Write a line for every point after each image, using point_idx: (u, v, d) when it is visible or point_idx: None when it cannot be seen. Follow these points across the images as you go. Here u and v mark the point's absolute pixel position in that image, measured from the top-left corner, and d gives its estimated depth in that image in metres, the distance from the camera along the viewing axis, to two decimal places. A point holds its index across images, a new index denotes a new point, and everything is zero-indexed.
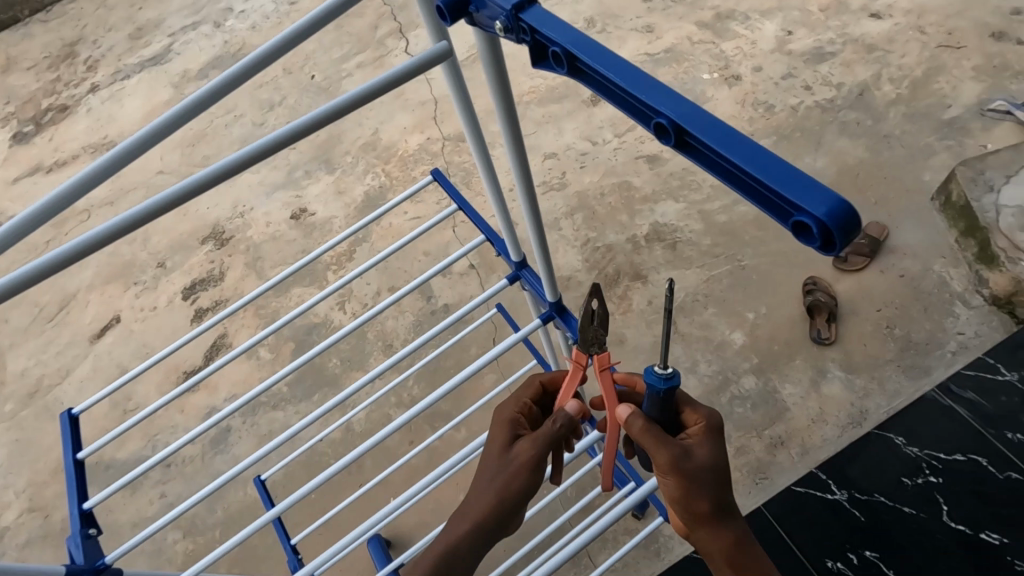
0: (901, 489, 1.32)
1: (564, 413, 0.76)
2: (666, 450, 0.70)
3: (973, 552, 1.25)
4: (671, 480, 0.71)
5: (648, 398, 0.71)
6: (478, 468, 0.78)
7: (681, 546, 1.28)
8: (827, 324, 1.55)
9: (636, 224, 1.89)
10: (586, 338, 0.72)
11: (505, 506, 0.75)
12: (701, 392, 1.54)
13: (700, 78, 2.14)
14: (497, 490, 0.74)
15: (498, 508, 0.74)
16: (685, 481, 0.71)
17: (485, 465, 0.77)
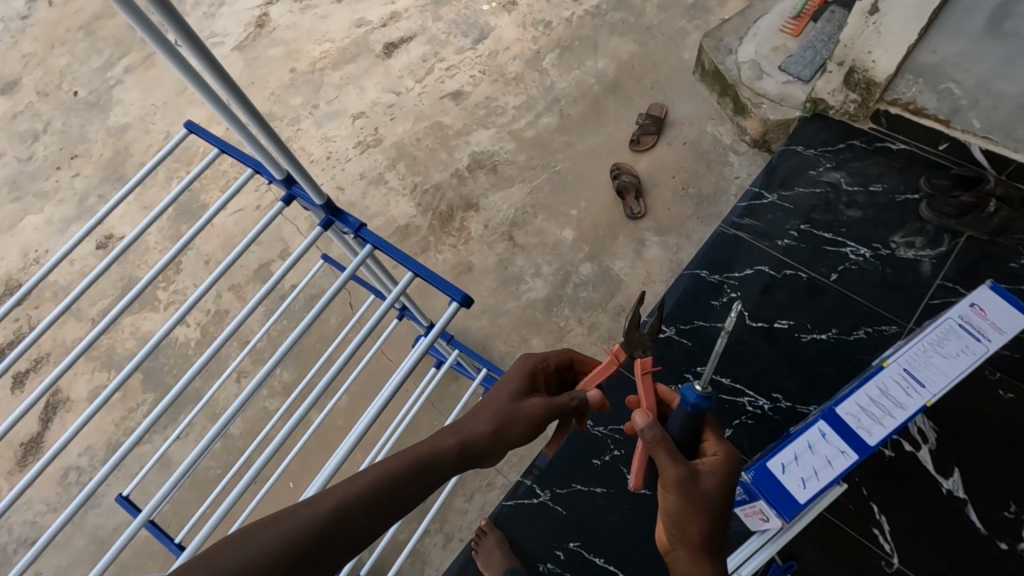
0: (713, 310, 1.43)
1: (583, 395, 0.86)
2: (679, 468, 0.78)
3: (777, 342, 1.36)
4: (674, 498, 0.78)
5: (679, 414, 0.82)
6: (490, 394, 0.84)
7: None
8: (636, 200, 1.75)
9: (457, 158, 1.96)
10: (633, 339, 0.87)
11: (496, 439, 0.79)
12: (548, 290, 1.70)
13: (480, 11, 2.23)
14: (498, 423, 0.80)
15: (490, 441, 0.79)
16: (686, 500, 0.78)
17: (502, 396, 0.83)
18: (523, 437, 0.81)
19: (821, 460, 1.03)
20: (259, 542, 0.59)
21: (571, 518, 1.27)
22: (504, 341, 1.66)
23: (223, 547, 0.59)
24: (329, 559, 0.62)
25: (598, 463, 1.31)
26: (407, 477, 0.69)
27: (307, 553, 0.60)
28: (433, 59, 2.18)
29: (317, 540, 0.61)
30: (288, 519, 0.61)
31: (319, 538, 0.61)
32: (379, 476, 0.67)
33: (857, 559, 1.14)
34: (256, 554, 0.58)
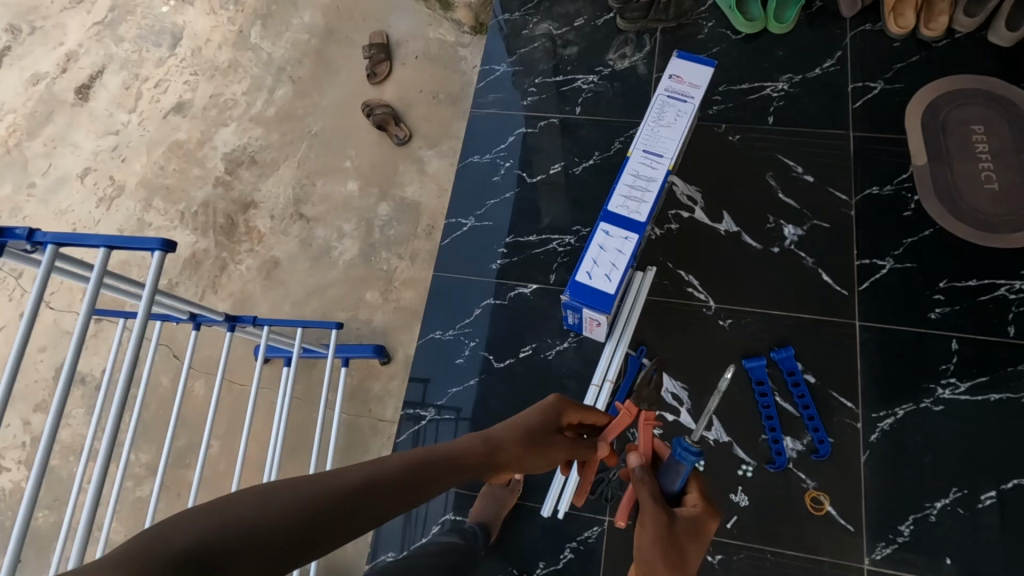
0: (498, 185, 1.50)
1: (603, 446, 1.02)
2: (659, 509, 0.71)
3: (560, 186, 1.48)
4: (649, 533, 0.70)
5: (670, 467, 0.77)
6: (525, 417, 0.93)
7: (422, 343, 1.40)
8: (397, 125, 1.77)
9: (212, 168, 1.85)
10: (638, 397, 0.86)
11: (514, 451, 0.85)
12: (359, 244, 1.70)
13: (162, 15, 2.07)
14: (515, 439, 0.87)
15: (506, 457, 0.84)
16: (658, 545, 0.69)
17: (529, 414, 0.92)
18: (531, 454, 0.88)
19: (613, 252, 1.16)
20: (286, 500, 0.54)
21: (460, 418, 1.33)
22: (341, 308, 1.64)
23: (235, 499, 0.53)
24: (321, 539, 0.55)
25: (463, 361, 1.36)
26: (428, 476, 0.71)
27: (331, 516, 0.56)
28: (136, 83, 1.99)
29: (336, 509, 0.57)
30: (314, 484, 0.57)
31: (345, 503, 0.58)
32: (406, 469, 0.68)
33: (686, 317, 1.31)
34: (277, 509, 0.53)
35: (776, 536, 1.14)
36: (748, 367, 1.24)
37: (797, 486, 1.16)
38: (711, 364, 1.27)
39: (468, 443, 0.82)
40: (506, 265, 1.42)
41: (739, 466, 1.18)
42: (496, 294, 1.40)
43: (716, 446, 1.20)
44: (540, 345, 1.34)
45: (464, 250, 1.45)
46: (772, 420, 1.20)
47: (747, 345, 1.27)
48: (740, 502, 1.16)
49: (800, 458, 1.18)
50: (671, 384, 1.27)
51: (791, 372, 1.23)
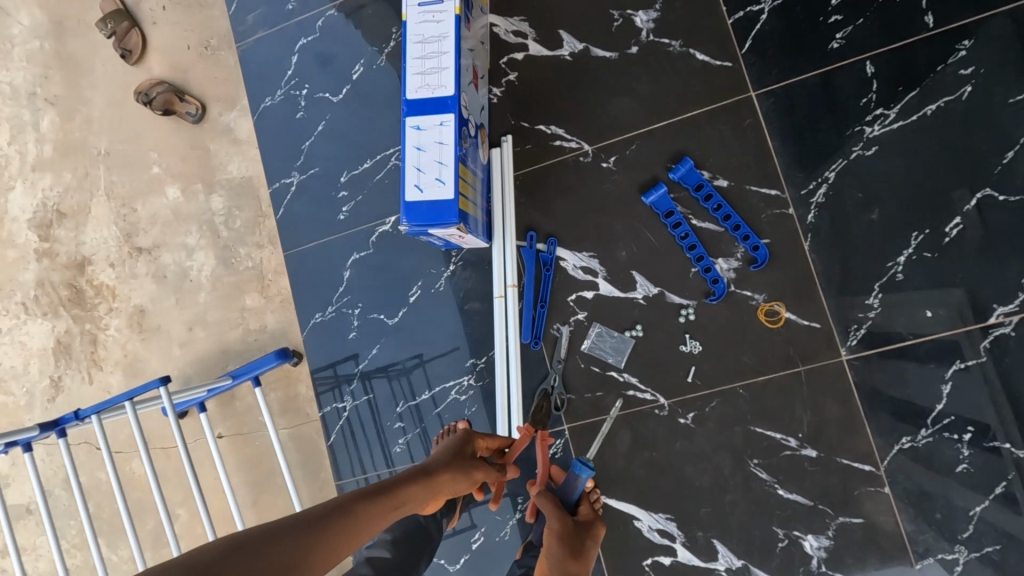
0: (305, 122, 1.22)
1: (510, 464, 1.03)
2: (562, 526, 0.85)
3: (373, 91, 1.20)
4: (555, 541, 0.82)
5: (569, 484, 0.93)
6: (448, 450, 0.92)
7: (306, 334, 1.20)
8: (183, 100, 1.46)
9: (23, 242, 1.58)
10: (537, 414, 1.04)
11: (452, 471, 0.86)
12: (211, 251, 1.46)
13: None
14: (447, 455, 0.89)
15: (444, 481, 0.85)
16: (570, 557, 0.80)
17: (455, 440, 0.94)
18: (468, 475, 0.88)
19: (435, 147, 0.93)
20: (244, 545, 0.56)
21: (384, 391, 1.17)
22: (228, 327, 1.45)
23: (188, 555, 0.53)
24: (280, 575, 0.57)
25: (356, 334, 1.18)
26: (380, 506, 0.73)
27: (289, 555, 0.59)
28: None
29: (291, 545, 0.60)
30: (270, 529, 0.60)
31: (301, 542, 0.61)
32: (363, 497, 0.73)
33: (566, 177, 1.10)
34: (241, 554, 0.55)
35: (742, 368, 1.00)
36: (651, 202, 1.03)
37: (746, 307, 1.00)
38: (611, 217, 1.07)
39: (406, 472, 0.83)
40: (355, 208, 1.19)
41: (679, 313, 1.02)
42: (358, 246, 1.18)
43: (648, 303, 1.04)
44: (427, 281, 1.16)
45: (304, 212, 1.21)
46: (697, 248, 1.02)
47: (642, 178, 1.06)
48: (694, 350, 1.02)
49: (740, 276, 1.01)
50: (577, 258, 1.07)
51: (698, 185, 1.02)
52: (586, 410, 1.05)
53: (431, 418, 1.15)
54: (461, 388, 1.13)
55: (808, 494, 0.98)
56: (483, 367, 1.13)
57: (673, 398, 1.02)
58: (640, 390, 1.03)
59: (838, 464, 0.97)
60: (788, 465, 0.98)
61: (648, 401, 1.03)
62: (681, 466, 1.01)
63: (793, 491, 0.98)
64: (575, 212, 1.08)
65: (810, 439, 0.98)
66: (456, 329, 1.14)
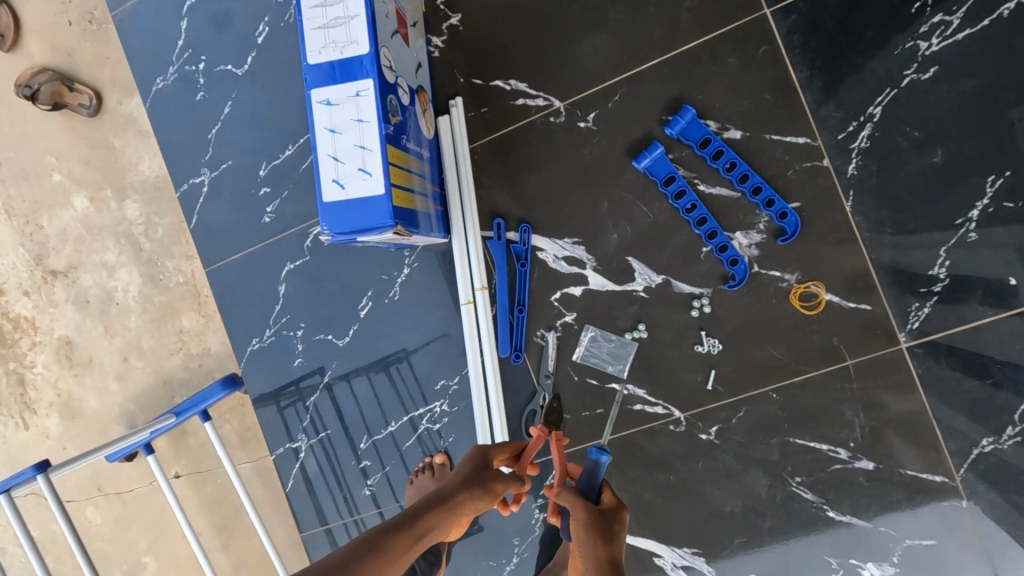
0: (207, 104, 0.98)
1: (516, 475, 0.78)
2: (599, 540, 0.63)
3: (285, 57, 0.95)
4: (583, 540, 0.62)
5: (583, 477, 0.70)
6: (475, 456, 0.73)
7: (243, 364, 0.99)
8: (73, 90, 1.20)
9: None
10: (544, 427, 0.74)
11: (474, 490, 0.66)
12: (136, 268, 1.25)
13: None
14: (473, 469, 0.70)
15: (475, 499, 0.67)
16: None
17: (472, 450, 0.74)
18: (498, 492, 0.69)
19: (353, 127, 0.70)
20: None
21: (344, 424, 0.98)
22: (168, 353, 1.25)
23: None
24: None
25: (302, 359, 0.98)
26: (404, 546, 0.57)
27: None
28: None
29: None
30: None
31: None
32: (386, 534, 0.57)
33: (535, 144, 0.86)
34: None
35: (775, 368, 0.80)
36: (645, 167, 0.81)
37: (775, 291, 0.79)
38: (596, 191, 0.84)
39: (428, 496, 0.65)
40: (282, 207, 0.96)
41: (691, 306, 0.81)
42: (291, 254, 0.96)
43: (650, 297, 0.83)
44: (378, 289, 0.94)
45: (222, 217, 0.98)
46: (707, 222, 0.80)
47: (630, 137, 0.83)
48: (713, 350, 0.81)
49: (764, 252, 0.79)
50: (558, 246, 0.86)
51: (704, 140, 0.79)
52: (586, 432, 0.86)
53: (402, 453, 0.97)
54: (433, 416, 0.95)
55: (865, 514, 0.79)
56: (457, 389, 0.94)
57: (689, 411, 0.82)
58: (650, 404, 0.83)
59: (902, 476, 0.78)
60: (839, 482, 0.79)
61: (660, 416, 0.83)
62: (707, 492, 0.82)
63: (847, 513, 0.79)
64: (550, 188, 0.86)
65: (865, 449, 0.78)
66: (421, 345, 0.94)
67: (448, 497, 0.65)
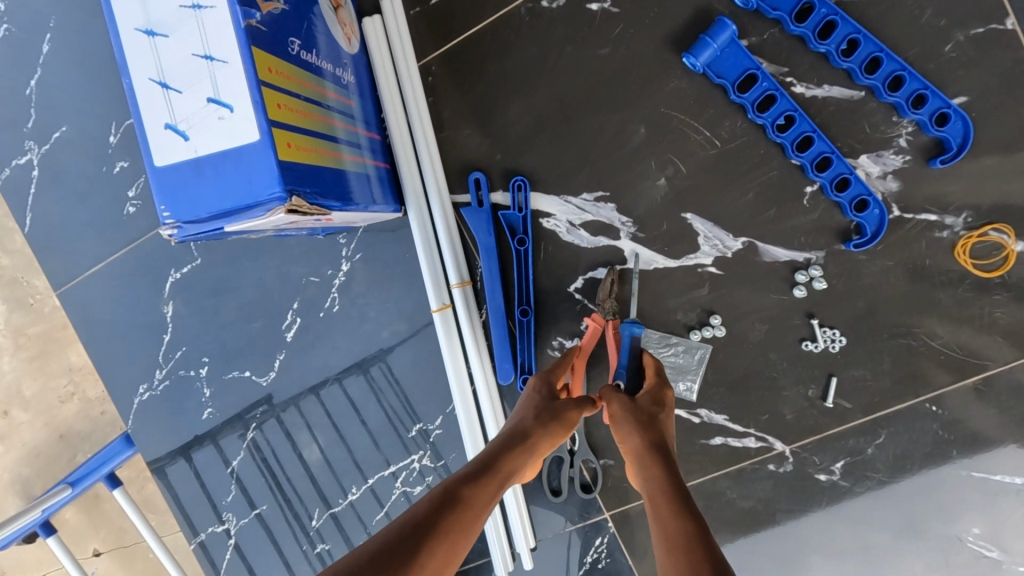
0: (15, 42, 0.64)
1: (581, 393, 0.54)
2: (647, 437, 0.41)
3: None
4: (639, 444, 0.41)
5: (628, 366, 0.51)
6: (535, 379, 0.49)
7: (129, 422, 0.68)
8: None
9: None
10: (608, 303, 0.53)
11: (553, 423, 0.44)
12: None
13: None
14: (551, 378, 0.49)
15: (557, 433, 0.44)
16: (681, 493, 0.36)
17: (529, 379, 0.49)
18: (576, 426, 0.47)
19: (186, 19, 0.37)
20: None
21: (283, 497, 0.67)
22: (58, 401, 0.94)
23: None
24: None
25: (213, 410, 0.67)
26: (478, 509, 0.36)
27: None
28: None
29: None
30: None
31: None
32: (457, 492, 0.36)
33: (522, 47, 0.54)
34: None
35: (930, 365, 0.51)
36: (706, 64, 0.49)
37: (928, 246, 0.50)
38: (627, 111, 0.53)
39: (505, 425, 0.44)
40: (148, 190, 0.64)
41: (795, 282, 0.52)
42: (173, 258, 0.65)
43: (725, 272, 0.53)
44: (308, 300, 0.63)
45: (66, 212, 0.66)
46: (815, 144, 0.49)
47: (675, 17, 0.51)
48: (832, 348, 0.52)
49: (907, 185, 0.49)
50: (572, 207, 0.55)
51: (804, 6, 0.47)
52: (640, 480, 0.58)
53: (372, 530, 0.67)
54: (410, 477, 0.66)
55: None
56: (443, 432, 0.64)
57: (798, 441, 0.54)
58: (736, 436, 0.55)
59: None
60: None
61: (754, 452, 0.55)
62: (832, 557, 0.55)
63: None
64: (553, 116, 0.55)
65: None
66: (382, 373, 0.64)
67: (533, 432, 0.43)
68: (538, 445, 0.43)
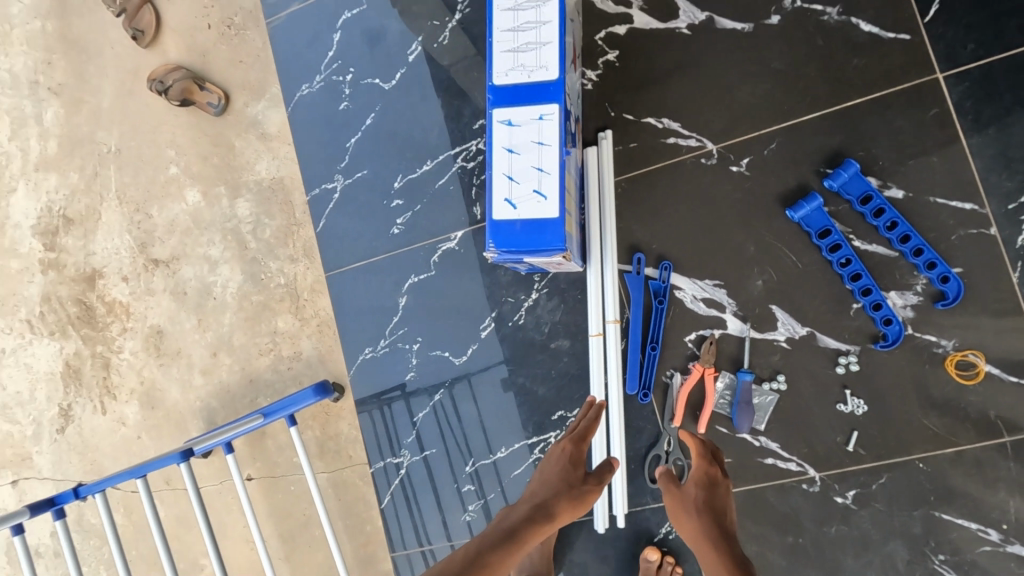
0: (350, 114, 1.01)
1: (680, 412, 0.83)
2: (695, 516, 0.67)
3: (432, 77, 0.98)
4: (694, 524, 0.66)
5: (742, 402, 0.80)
6: (559, 461, 0.75)
7: (353, 369, 0.99)
8: (204, 89, 1.25)
9: (28, 252, 1.38)
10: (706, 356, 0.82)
11: (570, 500, 0.70)
12: (238, 266, 1.26)
13: None
14: (573, 453, 0.74)
15: (568, 503, 0.70)
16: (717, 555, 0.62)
17: (560, 460, 0.74)
18: (590, 496, 0.72)
19: (533, 148, 0.70)
20: None
21: (448, 446, 0.95)
22: (258, 352, 1.25)
23: None
24: None
25: (413, 374, 0.96)
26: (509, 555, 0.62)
27: None
28: None
29: None
30: None
31: None
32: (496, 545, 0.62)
33: (683, 183, 0.86)
34: None
35: (923, 435, 0.77)
36: (799, 217, 0.80)
37: (928, 356, 0.77)
38: (744, 234, 0.84)
39: (526, 497, 0.71)
40: (412, 220, 0.97)
41: (838, 362, 0.79)
42: (416, 268, 0.97)
43: (792, 348, 0.81)
44: (502, 312, 0.93)
45: (350, 223, 0.99)
46: (862, 278, 0.78)
47: (784, 185, 0.83)
48: (857, 410, 0.79)
49: (918, 314, 0.78)
50: (697, 287, 0.85)
51: (865, 196, 0.78)
52: None
53: (508, 483, 0.93)
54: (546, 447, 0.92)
55: None
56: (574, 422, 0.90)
57: (826, 470, 0.79)
58: (783, 459, 0.81)
59: None
60: (985, 564, 0.75)
61: (794, 473, 0.80)
62: (836, 558, 0.79)
63: None
64: (696, 227, 0.85)
65: (1017, 534, 0.75)
66: (540, 370, 0.92)
67: (551, 506, 0.68)
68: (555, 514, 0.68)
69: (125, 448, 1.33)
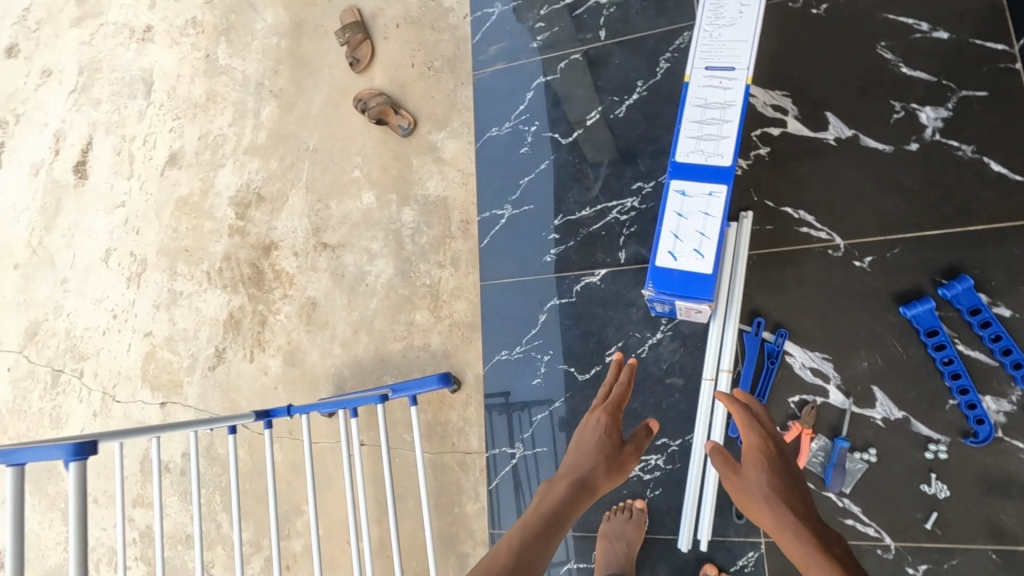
0: (527, 158, 1.27)
1: None
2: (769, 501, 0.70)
3: (602, 142, 1.21)
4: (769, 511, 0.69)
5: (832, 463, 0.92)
6: (592, 442, 0.86)
7: (488, 362, 1.20)
8: (398, 114, 1.37)
9: (223, 217, 1.53)
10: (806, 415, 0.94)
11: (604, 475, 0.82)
12: (392, 264, 1.36)
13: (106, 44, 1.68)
14: (606, 431, 0.87)
15: (602, 476, 0.82)
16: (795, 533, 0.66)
17: (595, 442, 0.86)
18: (622, 468, 0.85)
19: (699, 216, 0.87)
20: None
21: (557, 447, 1.13)
22: (394, 337, 1.33)
23: None
24: None
25: (539, 380, 1.16)
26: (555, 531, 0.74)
27: None
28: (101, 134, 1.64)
29: None
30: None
31: None
32: (542, 528, 0.73)
33: (810, 266, 1.00)
34: None
35: (999, 528, 0.86)
36: (912, 315, 0.92)
37: (1014, 459, 0.87)
38: (858, 320, 0.96)
39: (563, 475, 0.82)
40: (563, 254, 1.18)
41: (928, 448, 0.90)
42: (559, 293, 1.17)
43: (886, 426, 0.92)
44: (627, 344, 1.10)
45: (509, 245, 1.24)
46: (961, 378, 0.89)
47: (902, 286, 0.95)
48: (939, 494, 0.88)
49: (1010, 421, 0.88)
50: (807, 356, 0.98)
51: (975, 308, 0.90)
52: None
53: None
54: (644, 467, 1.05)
55: None
56: (676, 451, 1.03)
57: (902, 541, 0.89)
58: (863, 522, 0.91)
59: None
60: None
61: (870, 537, 0.90)
62: None
63: None
64: (816, 306, 0.99)
65: None
66: (653, 401, 1.06)
67: (587, 481, 0.81)
68: (591, 487, 0.81)
69: (262, 397, 1.43)
